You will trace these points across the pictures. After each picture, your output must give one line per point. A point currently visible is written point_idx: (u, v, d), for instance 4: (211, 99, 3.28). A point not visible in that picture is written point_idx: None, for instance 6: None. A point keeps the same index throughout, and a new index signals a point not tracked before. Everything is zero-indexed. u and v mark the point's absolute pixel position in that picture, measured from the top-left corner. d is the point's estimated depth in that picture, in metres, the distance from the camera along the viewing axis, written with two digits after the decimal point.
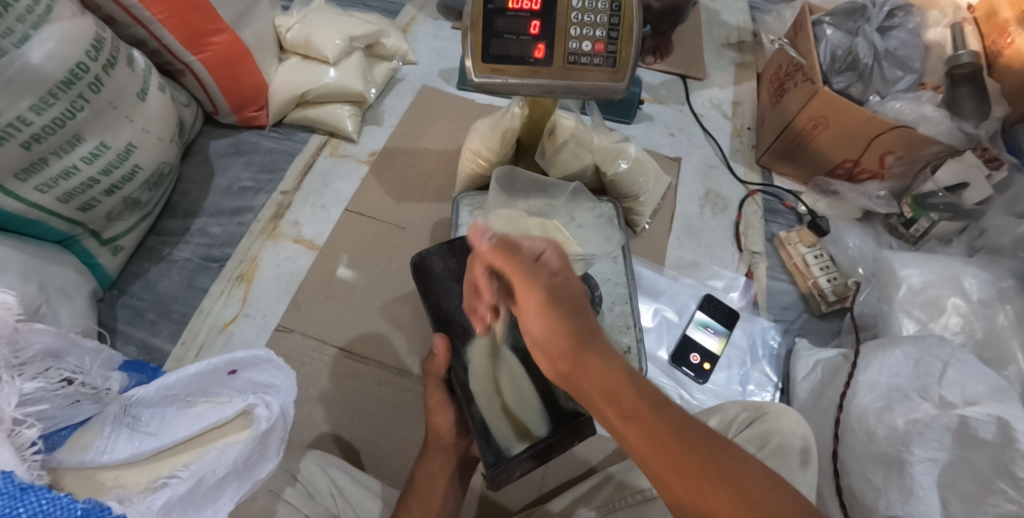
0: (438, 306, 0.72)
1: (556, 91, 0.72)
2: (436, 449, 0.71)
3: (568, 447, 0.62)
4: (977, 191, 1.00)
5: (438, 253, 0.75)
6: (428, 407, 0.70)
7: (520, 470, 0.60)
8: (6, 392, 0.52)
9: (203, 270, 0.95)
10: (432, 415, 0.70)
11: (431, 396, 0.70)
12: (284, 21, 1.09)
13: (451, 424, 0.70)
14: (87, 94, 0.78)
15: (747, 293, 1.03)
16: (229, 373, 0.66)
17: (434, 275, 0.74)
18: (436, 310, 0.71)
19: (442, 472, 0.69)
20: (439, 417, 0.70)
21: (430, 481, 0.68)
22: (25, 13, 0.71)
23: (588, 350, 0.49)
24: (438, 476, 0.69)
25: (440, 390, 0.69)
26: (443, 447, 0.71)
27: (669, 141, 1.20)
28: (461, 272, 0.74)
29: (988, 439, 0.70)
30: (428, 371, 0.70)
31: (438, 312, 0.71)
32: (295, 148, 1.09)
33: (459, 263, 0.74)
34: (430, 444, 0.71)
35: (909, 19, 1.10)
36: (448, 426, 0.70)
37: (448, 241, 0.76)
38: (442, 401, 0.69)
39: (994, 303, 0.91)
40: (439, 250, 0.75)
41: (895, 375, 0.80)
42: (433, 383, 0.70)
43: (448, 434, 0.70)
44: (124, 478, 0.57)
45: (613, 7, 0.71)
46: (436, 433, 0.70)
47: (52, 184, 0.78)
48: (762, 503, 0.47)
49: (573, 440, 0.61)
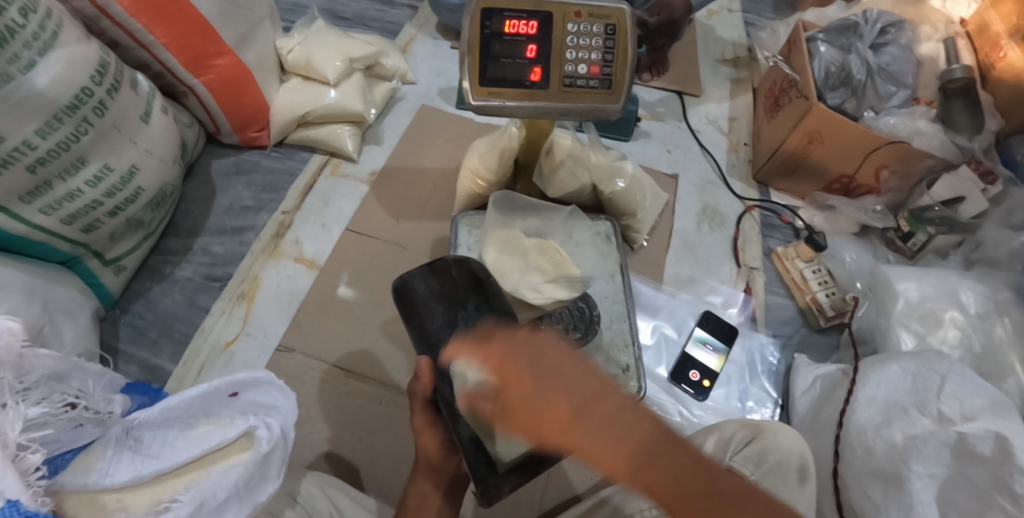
0: (421, 328, 0.67)
1: (554, 113, 0.74)
2: (426, 470, 0.71)
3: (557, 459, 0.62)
4: (974, 205, 1.01)
5: (418, 275, 0.69)
6: (416, 428, 0.70)
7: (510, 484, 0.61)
8: (12, 417, 0.54)
9: (204, 289, 0.96)
10: (420, 435, 0.70)
11: (417, 417, 0.70)
12: (286, 43, 1.11)
13: (439, 443, 0.70)
14: (91, 117, 0.79)
15: (746, 309, 1.04)
16: (231, 395, 0.66)
17: (416, 296, 0.68)
18: (419, 333, 0.67)
19: (434, 492, 0.70)
20: (426, 437, 0.70)
21: (422, 501, 0.69)
22: (32, 39, 0.72)
23: (589, 449, 0.43)
24: (429, 494, 0.69)
25: (425, 411, 0.69)
26: (433, 467, 0.71)
27: (666, 158, 1.21)
28: (444, 292, 0.68)
29: (985, 454, 0.71)
30: (415, 393, 0.70)
31: (421, 334, 0.67)
32: (296, 167, 1.10)
33: (441, 283, 0.69)
34: (419, 464, 0.71)
35: (901, 34, 1.11)
36: (436, 447, 0.70)
37: (427, 262, 0.71)
38: (429, 421, 0.69)
39: (991, 315, 0.91)
40: (418, 271, 0.70)
41: (893, 390, 0.81)
42: (419, 404, 0.70)
43: (436, 455, 0.70)
44: (126, 500, 0.58)
45: (608, 30, 0.72)
46: (424, 453, 0.70)
47: (56, 206, 0.79)
48: None
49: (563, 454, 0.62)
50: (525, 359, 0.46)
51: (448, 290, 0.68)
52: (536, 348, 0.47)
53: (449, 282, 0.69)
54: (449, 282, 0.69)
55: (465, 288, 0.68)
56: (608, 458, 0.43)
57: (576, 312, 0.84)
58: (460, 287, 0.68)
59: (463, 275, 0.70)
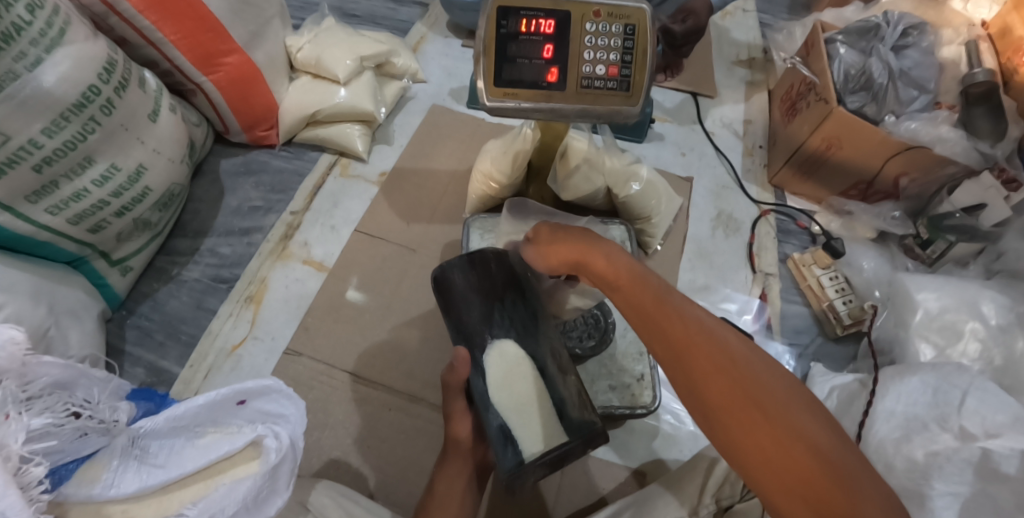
0: (458, 321, 0.72)
1: (570, 115, 0.72)
2: (454, 455, 0.69)
3: (580, 454, 0.62)
4: (996, 212, 0.98)
5: (458, 266, 0.72)
6: (447, 414, 0.69)
7: (534, 476, 0.62)
8: (13, 429, 0.54)
9: (212, 291, 0.95)
10: (452, 422, 0.69)
11: (451, 404, 0.68)
12: (295, 41, 1.10)
13: (470, 430, 0.69)
14: (98, 116, 0.78)
15: (761, 317, 1.02)
16: (238, 403, 0.64)
17: (455, 289, 0.73)
18: (457, 325, 0.72)
19: (461, 477, 0.68)
20: (458, 424, 0.68)
21: (450, 484, 0.68)
22: (39, 36, 0.71)
23: (590, 257, 0.59)
24: (456, 478, 0.68)
25: (459, 400, 0.68)
26: (462, 453, 0.69)
27: (680, 161, 1.19)
28: (482, 287, 0.74)
29: (1010, 473, 0.69)
30: (448, 383, 0.68)
31: (458, 326, 0.72)
32: (305, 168, 1.09)
33: (479, 277, 0.74)
34: (448, 449, 0.70)
35: (923, 37, 1.08)
36: (466, 434, 0.68)
37: (466, 254, 0.74)
38: (462, 409, 0.68)
39: (1013, 329, 0.89)
40: (458, 262, 0.72)
41: (913, 403, 0.79)
42: (453, 392, 0.68)
43: (467, 441, 0.69)
44: (132, 511, 0.58)
45: (627, 30, 0.70)
46: (454, 440, 0.69)
47: (62, 206, 0.78)
48: (742, 369, 0.48)
49: (585, 449, 0.61)
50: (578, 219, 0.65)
51: (486, 285, 0.74)
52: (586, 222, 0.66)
53: (487, 276, 0.74)
54: (488, 277, 0.74)
55: (502, 284, 0.74)
56: (603, 262, 0.58)
57: (591, 320, 0.85)
58: (497, 283, 0.74)
59: (501, 269, 0.74)
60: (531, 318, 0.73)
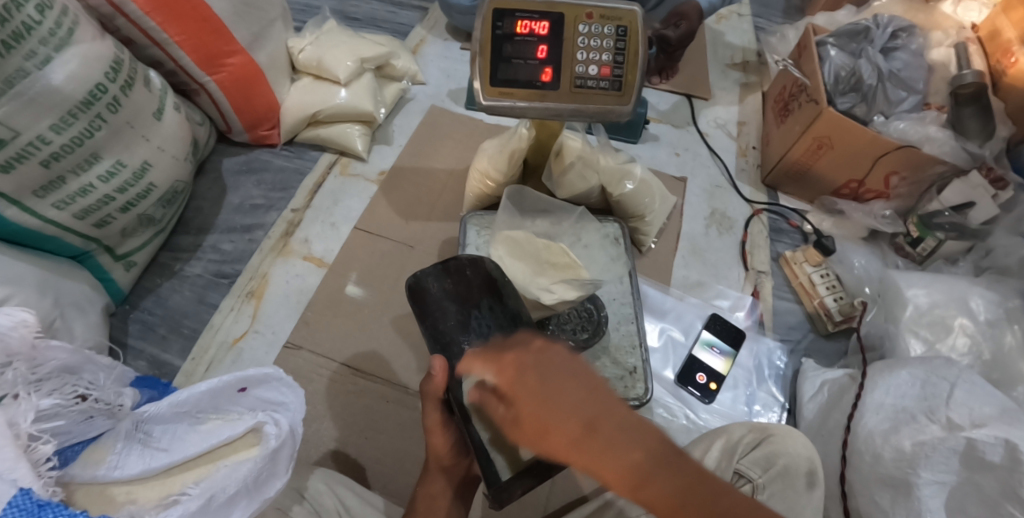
0: (434, 328, 0.72)
1: (564, 114, 0.74)
2: (436, 471, 0.72)
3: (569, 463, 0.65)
4: (984, 211, 1.00)
5: (433, 274, 0.75)
6: (427, 428, 0.70)
7: (520, 488, 0.63)
8: (23, 409, 0.56)
9: (214, 286, 0.97)
10: (430, 436, 0.71)
11: (429, 417, 0.70)
12: (297, 42, 1.12)
13: (450, 444, 0.71)
14: (105, 113, 0.80)
15: (753, 313, 1.04)
16: (239, 391, 0.68)
17: (429, 296, 0.74)
18: (432, 332, 0.72)
19: (443, 494, 0.71)
20: (437, 438, 0.70)
21: (431, 502, 0.69)
22: (48, 35, 0.73)
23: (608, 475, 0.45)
24: (439, 496, 0.70)
25: (438, 411, 0.70)
26: (443, 469, 0.72)
27: (674, 161, 1.21)
28: (457, 293, 0.74)
29: (995, 462, 0.70)
30: (427, 392, 0.70)
31: (434, 333, 0.72)
32: (305, 167, 1.11)
33: (455, 284, 0.75)
34: (430, 466, 0.72)
35: (912, 40, 1.10)
36: (447, 447, 0.71)
37: (441, 262, 0.76)
38: (442, 421, 0.70)
39: (1001, 323, 0.91)
40: (433, 270, 0.75)
41: (901, 396, 0.80)
42: (432, 404, 0.70)
43: (447, 455, 0.71)
44: (136, 493, 0.60)
45: (619, 31, 0.72)
46: (435, 454, 0.71)
47: (69, 201, 0.80)
48: None
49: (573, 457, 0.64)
50: (530, 375, 0.49)
51: (461, 291, 0.74)
52: (548, 360, 0.49)
53: (463, 283, 0.74)
54: (463, 283, 0.75)
55: (478, 289, 0.74)
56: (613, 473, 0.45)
57: (585, 313, 0.86)
58: (474, 287, 0.74)
59: (476, 275, 0.75)
60: (511, 322, 0.72)
